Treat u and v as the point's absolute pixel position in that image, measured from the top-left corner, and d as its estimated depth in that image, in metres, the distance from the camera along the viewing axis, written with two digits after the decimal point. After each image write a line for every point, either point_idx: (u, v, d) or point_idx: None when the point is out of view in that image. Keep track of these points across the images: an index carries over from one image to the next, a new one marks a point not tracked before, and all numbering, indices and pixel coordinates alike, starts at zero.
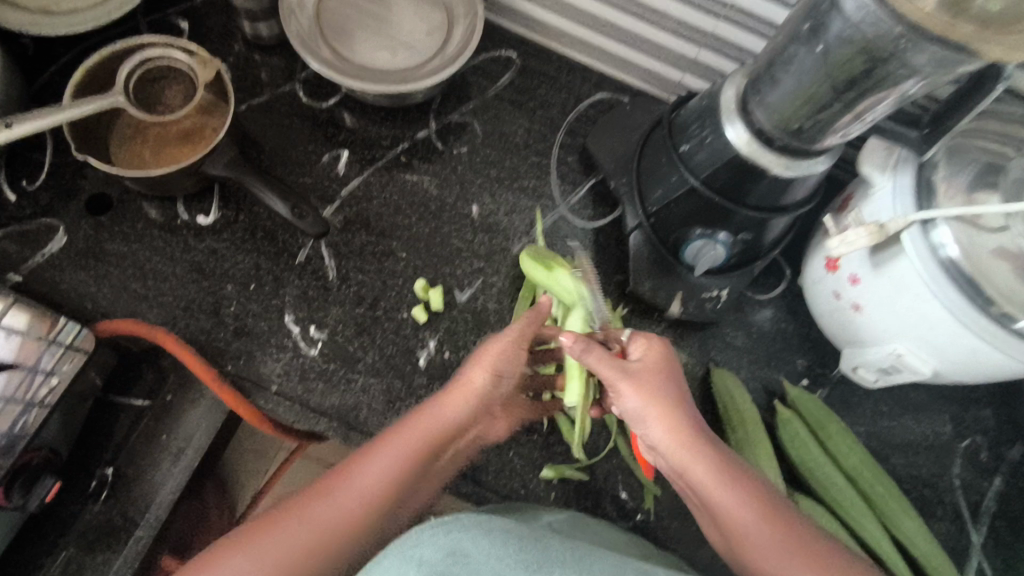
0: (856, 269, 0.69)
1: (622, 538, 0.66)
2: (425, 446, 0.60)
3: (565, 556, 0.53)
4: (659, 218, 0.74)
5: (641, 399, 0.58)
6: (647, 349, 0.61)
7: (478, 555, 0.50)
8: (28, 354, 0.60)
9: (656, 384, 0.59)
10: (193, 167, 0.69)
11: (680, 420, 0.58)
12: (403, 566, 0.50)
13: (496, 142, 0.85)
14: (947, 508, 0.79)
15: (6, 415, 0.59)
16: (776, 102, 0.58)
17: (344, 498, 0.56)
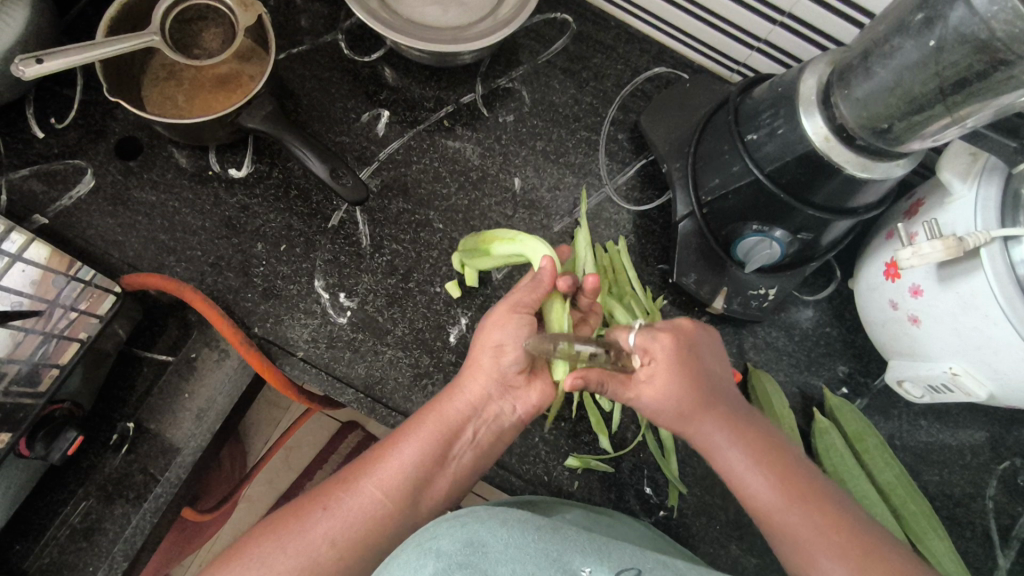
0: (921, 281, 0.65)
1: (641, 532, 0.66)
2: (438, 431, 0.61)
3: (582, 545, 0.53)
4: (714, 208, 0.70)
5: (656, 397, 0.58)
6: (657, 344, 0.59)
7: (496, 545, 0.52)
8: (46, 287, 0.59)
9: (671, 381, 0.57)
10: (230, 118, 0.65)
11: (683, 396, 0.57)
12: (421, 559, 0.50)
13: (544, 112, 0.81)
14: (976, 530, 0.77)
15: (26, 344, 0.58)
16: (866, 97, 0.53)
17: (365, 486, 0.58)
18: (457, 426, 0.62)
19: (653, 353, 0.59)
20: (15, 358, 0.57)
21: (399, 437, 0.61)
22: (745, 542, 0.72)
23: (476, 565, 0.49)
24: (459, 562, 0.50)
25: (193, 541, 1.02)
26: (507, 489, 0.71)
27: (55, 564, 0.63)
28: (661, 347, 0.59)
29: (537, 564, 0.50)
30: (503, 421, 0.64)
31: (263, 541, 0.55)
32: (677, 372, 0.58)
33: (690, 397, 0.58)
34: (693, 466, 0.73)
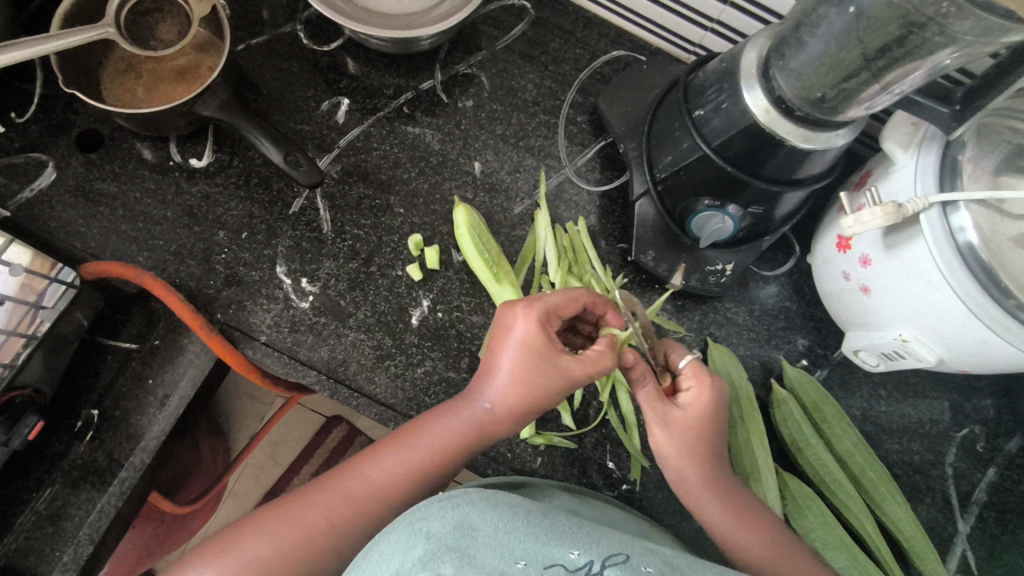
0: (868, 250, 0.66)
1: (620, 514, 0.66)
2: (448, 443, 0.60)
3: (571, 531, 0.54)
4: (668, 185, 0.71)
5: (669, 436, 0.63)
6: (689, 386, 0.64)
7: (485, 529, 0.52)
8: (33, 289, 0.62)
9: (688, 427, 0.62)
10: (186, 107, 0.66)
11: (692, 431, 0.62)
12: (410, 539, 0.51)
13: (503, 97, 0.82)
14: (936, 496, 0.78)
15: (9, 346, 0.60)
16: (800, 67, 0.55)
17: (360, 485, 0.58)
18: (471, 438, 0.60)
19: (686, 401, 0.63)
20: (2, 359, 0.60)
21: (401, 442, 0.60)
22: None
23: (464, 550, 0.51)
24: (448, 544, 0.51)
25: (174, 536, 1.03)
26: (471, 467, 0.72)
27: (20, 551, 0.64)
28: (693, 394, 0.63)
29: (527, 548, 0.52)
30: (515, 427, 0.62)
31: (256, 531, 0.55)
32: (700, 418, 0.63)
33: (695, 436, 0.62)
34: (654, 439, 0.74)
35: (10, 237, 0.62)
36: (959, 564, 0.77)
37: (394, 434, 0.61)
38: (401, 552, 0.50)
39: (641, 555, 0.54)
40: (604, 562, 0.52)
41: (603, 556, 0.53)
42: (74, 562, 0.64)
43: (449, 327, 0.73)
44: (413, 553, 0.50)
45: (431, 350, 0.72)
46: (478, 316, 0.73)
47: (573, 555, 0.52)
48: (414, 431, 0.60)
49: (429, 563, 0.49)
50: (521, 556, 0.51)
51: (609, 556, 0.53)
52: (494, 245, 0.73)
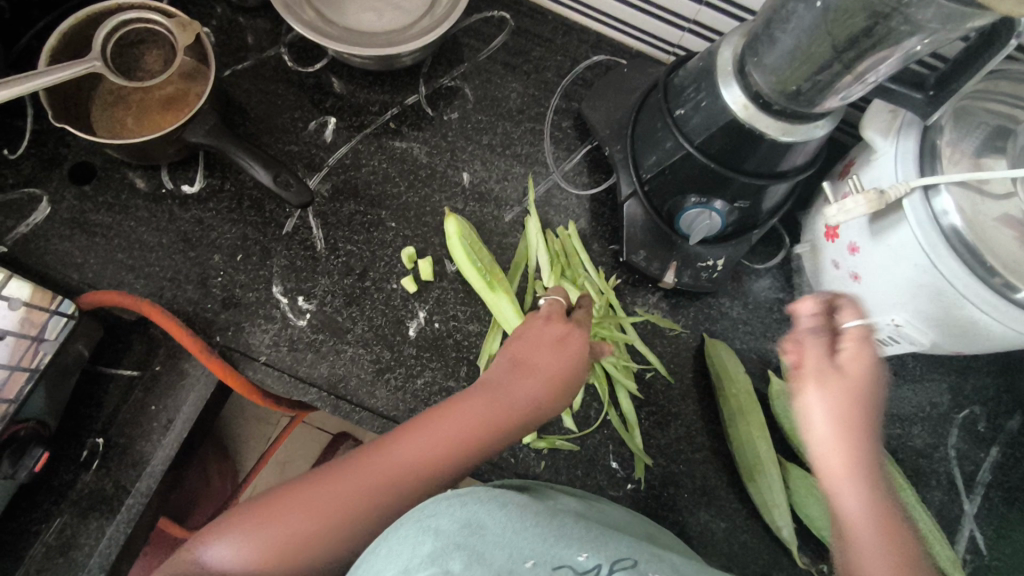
0: (856, 238, 0.67)
1: (626, 517, 0.67)
2: (483, 425, 0.60)
3: (579, 534, 0.56)
4: (655, 184, 0.72)
5: (805, 398, 0.62)
6: (828, 344, 0.63)
7: (493, 528, 0.53)
8: (33, 322, 0.62)
9: (852, 393, 0.51)
10: (175, 135, 0.67)
11: (835, 391, 0.62)
12: (420, 535, 0.51)
13: (488, 107, 0.83)
14: (940, 478, 0.79)
15: (14, 382, 0.62)
16: (774, 63, 0.56)
17: (399, 458, 0.58)
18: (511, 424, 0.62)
19: (843, 359, 0.52)
20: (5, 396, 0.61)
21: (434, 420, 0.60)
22: (712, 507, 0.74)
23: (473, 548, 0.50)
24: (456, 542, 0.50)
25: None
26: (474, 474, 0.72)
27: None
28: (836, 352, 0.62)
29: (535, 548, 0.52)
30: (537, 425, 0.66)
31: (286, 503, 0.55)
32: (838, 381, 0.62)
33: (838, 393, 0.62)
34: (655, 438, 0.75)
35: (10, 273, 0.63)
36: (968, 546, 0.77)
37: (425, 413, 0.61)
38: (408, 548, 0.50)
39: (648, 561, 0.56)
40: (612, 566, 0.53)
41: (610, 560, 0.54)
42: None
43: (447, 338, 0.73)
44: (421, 549, 0.50)
45: (429, 360, 0.72)
46: (474, 324, 0.74)
47: (581, 557, 0.53)
48: (439, 417, 0.60)
49: (437, 560, 0.48)
50: (530, 556, 0.52)
51: (616, 560, 0.54)
52: (487, 255, 0.74)
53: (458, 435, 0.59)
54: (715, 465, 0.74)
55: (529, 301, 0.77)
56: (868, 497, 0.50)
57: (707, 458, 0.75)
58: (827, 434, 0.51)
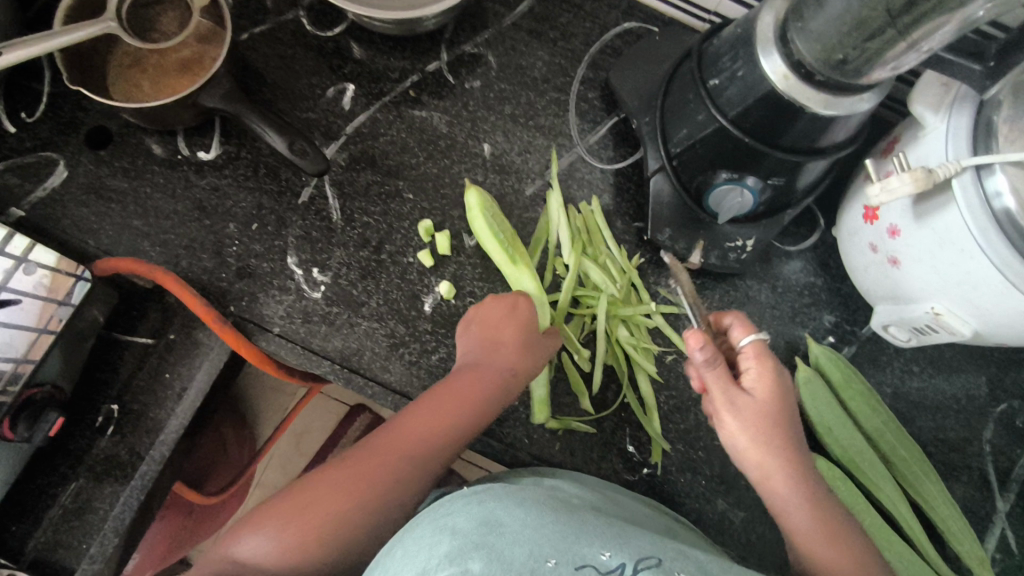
0: (896, 220, 0.63)
1: (642, 510, 0.65)
2: (444, 409, 0.60)
3: (600, 533, 0.54)
4: (684, 159, 0.69)
5: (734, 423, 0.60)
6: (751, 373, 0.60)
7: (511, 526, 0.52)
8: (59, 287, 0.61)
9: (763, 411, 0.59)
10: (190, 99, 0.65)
11: (762, 413, 0.59)
12: (438, 535, 0.51)
13: (512, 75, 0.79)
14: (973, 473, 0.75)
15: (41, 343, 0.61)
16: (820, 29, 0.52)
17: (375, 448, 0.58)
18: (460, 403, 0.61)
19: (751, 383, 0.60)
20: (30, 356, 0.60)
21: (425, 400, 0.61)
22: (731, 494, 0.71)
23: (491, 545, 0.50)
24: (474, 539, 0.50)
25: (202, 526, 1.04)
26: (488, 453, 0.71)
27: (48, 545, 0.64)
28: (756, 374, 0.60)
29: (555, 546, 0.50)
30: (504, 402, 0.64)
31: (300, 490, 0.56)
32: (769, 403, 0.60)
33: (768, 416, 0.59)
34: (675, 423, 0.73)
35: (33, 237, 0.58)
36: (999, 544, 0.74)
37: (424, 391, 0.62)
38: (425, 546, 0.51)
39: (675, 559, 0.53)
40: (636, 565, 0.51)
41: (634, 560, 0.52)
42: (100, 555, 0.64)
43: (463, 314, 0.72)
44: (438, 549, 0.50)
45: (446, 337, 0.71)
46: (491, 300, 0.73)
47: (605, 556, 0.51)
48: (432, 399, 0.61)
49: (455, 559, 0.48)
50: (551, 555, 0.49)
51: (642, 559, 0.52)
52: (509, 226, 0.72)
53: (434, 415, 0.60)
54: None
55: (548, 279, 0.75)
56: (798, 502, 0.59)
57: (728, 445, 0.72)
58: (750, 449, 0.60)
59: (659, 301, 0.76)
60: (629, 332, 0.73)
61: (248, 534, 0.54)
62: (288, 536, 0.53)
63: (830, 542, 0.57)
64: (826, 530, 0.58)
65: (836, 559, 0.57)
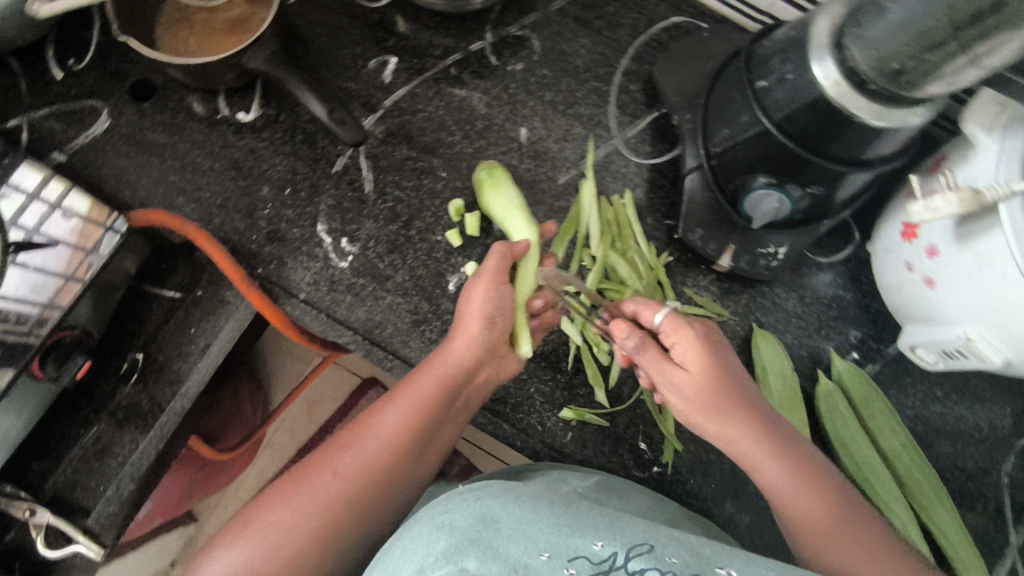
0: (937, 240, 0.62)
1: (647, 502, 0.65)
2: (427, 400, 0.62)
3: (595, 523, 0.52)
4: (723, 159, 0.68)
5: (684, 396, 0.61)
6: (678, 342, 0.61)
7: (507, 522, 0.51)
8: (89, 235, 0.63)
9: (704, 374, 0.60)
10: (234, 59, 0.66)
11: (703, 379, 0.59)
12: (435, 534, 0.50)
13: (555, 61, 0.79)
14: (987, 504, 0.74)
15: (65, 291, 0.61)
16: (877, 37, 0.50)
17: (366, 444, 0.60)
18: (441, 389, 0.62)
19: (682, 356, 0.61)
20: (58, 303, 0.61)
21: (404, 389, 0.63)
22: (739, 500, 0.71)
23: (488, 542, 0.49)
24: (471, 537, 0.49)
25: (212, 479, 1.06)
26: (500, 436, 0.72)
27: (68, 483, 0.66)
28: (687, 345, 0.61)
29: (550, 539, 0.49)
30: (490, 385, 0.67)
31: (272, 506, 0.57)
32: (707, 367, 0.60)
33: (712, 384, 0.59)
34: (689, 424, 0.72)
35: (71, 184, 0.64)
36: None
37: (389, 390, 0.64)
38: (423, 545, 0.50)
39: (667, 545, 0.51)
40: (628, 553, 0.49)
41: (626, 548, 0.50)
42: (116, 497, 0.65)
43: None
44: (434, 546, 0.49)
45: None
46: None
47: (597, 545, 0.50)
48: (410, 386, 0.63)
49: (451, 557, 0.47)
50: (545, 548, 0.49)
51: (633, 547, 0.50)
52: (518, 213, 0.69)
53: (415, 405, 0.62)
54: None
55: (574, 268, 0.74)
56: (768, 460, 0.58)
57: None
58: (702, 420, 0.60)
59: (684, 301, 0.76)
60: None
61: (223, 548, 0.55)
62: (268, 552, 0.55)
63: (804, 493, 0.57)
64: (796, 488, 0.57)
65: (814, 509, 0.57)
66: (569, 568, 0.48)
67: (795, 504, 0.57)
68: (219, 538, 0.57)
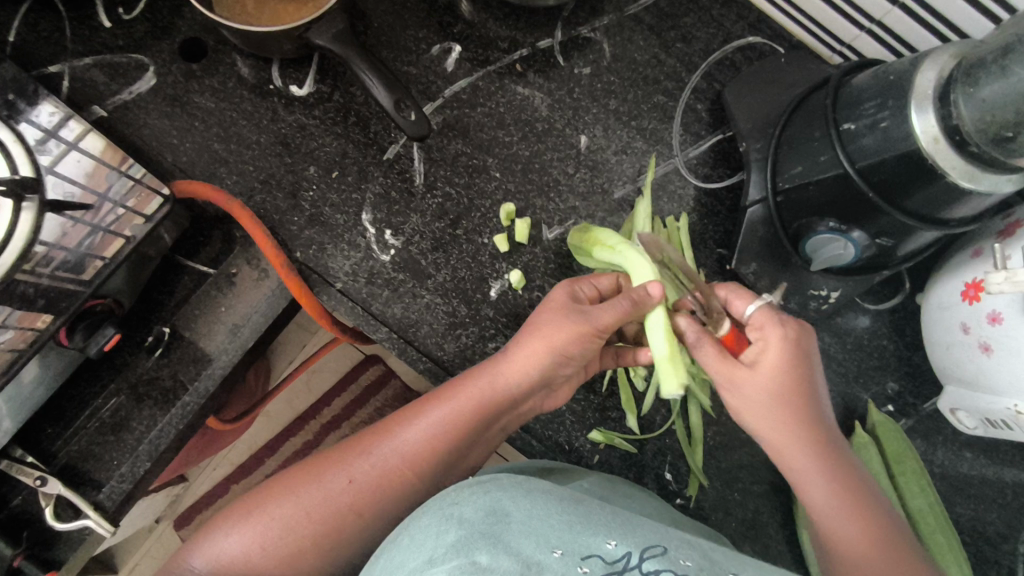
0: (1001, 307, 0.60)
1: (655, 505, 0.63)
2: (466, 413, 0.57)
3: (606, 521, 0.49)
4: (790, 197, 0.65)
5: (747, 396, 0.54)
6: (767, 337, 0.54)
7: (518, 516, 0.47)
8: (102, 178, 0.59)
9: (784, 362, 0.54)
10: (298, 32, 0.62)
11: (775, 386, 0.53)
12: (443, 525, 0.46)
13: (623, 69, 0.75)
14: (1002, 572, 0.73)
15: (76, 232, 0.57)
16: (993, 98, 0.48)
17: (394, 446, 0.57)
18: (486, 405, 0.57)
19: (755, 356, 0.54)
20: (65, 245, 0.57)
21: (442, 395, 0.58)
22: (758, 543, 0.70)
23: (499, 536, 0.45)
24: (481, 530, 0.45)
25: (211, 447, 0.99)
26: (525, 451, 0.70)
27: (81, 454, 0.65)
28: (765, 346, 0.54)
29: (561, 536, 0.46)
30: (536, 404, 0.63)
31: (279, 499, 0.56)
32: (779, 368, 0.53)
33: (784, 397, 0.53)
34: (717, 460, 0.71)
35: (89, 126, 0.60)
36: None
37: (424, 398, 0.59)
38: (432, 537, 0.46)
39: (679, 549, 0.49)
40: (642, 555, 0.47)
41: (640, 548, 0.47)
42: (130, 475, 0.65)
43: (528, 308, 0.70)
44: (446, 538, 0.45)
45: (507, 328, 0.69)
46: None
47: (609, 545, 0.47)
48: (449, 391, 0.58)
49: (462, 549, 0.44)
50: (557, 544, 0.46)
51: (646, 548, 0.47)
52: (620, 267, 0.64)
53: (451, 417, 0.57)
54: (771, 502, 0.71)
55: None
56: (818, 476, 0.53)
57: (765, 493, 0.71)
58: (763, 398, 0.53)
59: None
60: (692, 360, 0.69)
61: (224, 531, 0.55)
62: (270, 544, 0.53)
63: (848, 517, 0.53)
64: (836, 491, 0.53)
65: (857, 534, 0.52)
66: (583, 567, 0.45)
67: (838, 525, 0.53)
68: (220, 518, 0.57)
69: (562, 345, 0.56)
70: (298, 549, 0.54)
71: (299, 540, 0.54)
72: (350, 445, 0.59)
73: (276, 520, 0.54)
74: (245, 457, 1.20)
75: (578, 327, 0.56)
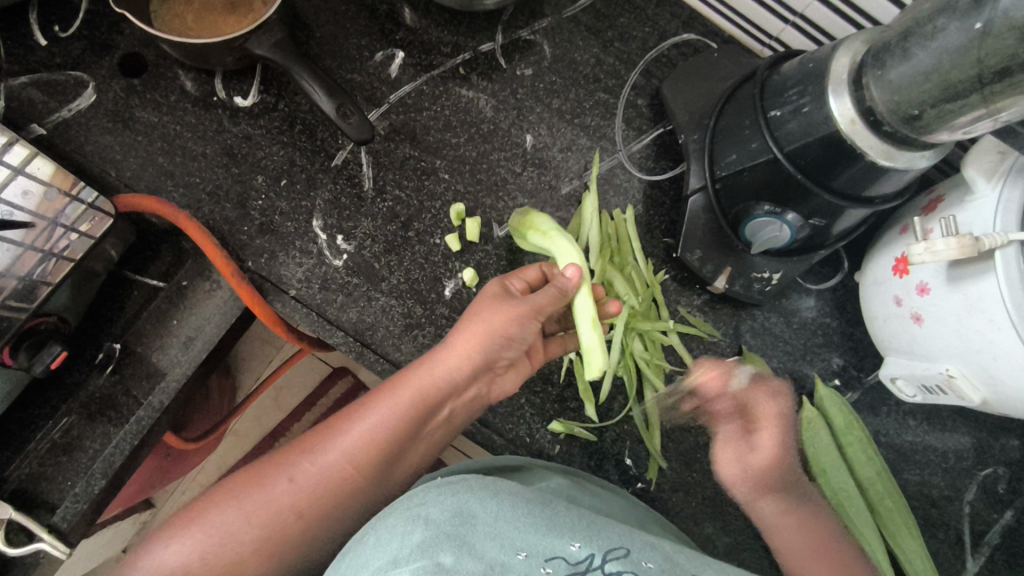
0: (928, 279, 0.63)
1: (621, 504, 0.64)
2: (403, 409, 0.59)
3: (570, 521, 0.51)
4: (727, 184, 0.68)
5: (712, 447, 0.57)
6: None
7: (484, 518, 0.48)
8: (51, 206, 0.59)
9: None
10: (238, 42, 0.62)
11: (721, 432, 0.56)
12: (409, 525, 0.47)
13: (563, 69, 0.78)
14: (950, 532, 0.76)
15: (25, 260, 0.58)
16: (900, 79, 0.51)
17: (333, 448, 0.57)
18: (422, 398, 0.59)
19: None
20: (13, 273, 0.57)
21: (382, 391, 0.60)
22: (718, 520, 0.72)
23: (464, 539, 0.46)
24: (447, 532, 0.46)
25: (175, 469, 0.98)
26: (488, 445, 0.72)
27: (33, 477, 0.64)
28: None
29: (526, 538, 0.48)
30: (477, 401, 0.64)
31: (220, 505, 0.55)
32: None
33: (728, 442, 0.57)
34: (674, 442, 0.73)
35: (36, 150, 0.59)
36: None
37: (364, 396, 0.60)
38: (398, 538, 0.46)
39: (641, 549, 0.51)
40: (605, 557, 0.49)
41: (603, 550, 0.49)
42: (85, 494, 0.63)
43: None
44: (411, 539, 0.45)
45: None
46: None
47: (572, 547, 0.49)
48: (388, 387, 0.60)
49: (426, 551, 0.44)
50: (521, 547, 0.47)
51: (610, 550, 0.49)
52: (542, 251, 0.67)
53: (389, 413, 0.58)
54: None
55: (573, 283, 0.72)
56: None
57: None
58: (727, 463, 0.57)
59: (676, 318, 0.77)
60: (643, 347, 0.73)
61: (160, 544, 0.54)
62: (210, 550, 0.53)
63: None
64: None
65: None
66: (545, 568, 0.47)
67: None
68: (158, 530, 0.55)
69: (500, 331, 0.59)
70: (238, 555, 0.53)
71: (240, 545, 0.54)
72: (288, 450, 0.59)
73: (214, 526, 0.54)
74: (214, 478, 1.18)
75: (512, 315, 0.59)
